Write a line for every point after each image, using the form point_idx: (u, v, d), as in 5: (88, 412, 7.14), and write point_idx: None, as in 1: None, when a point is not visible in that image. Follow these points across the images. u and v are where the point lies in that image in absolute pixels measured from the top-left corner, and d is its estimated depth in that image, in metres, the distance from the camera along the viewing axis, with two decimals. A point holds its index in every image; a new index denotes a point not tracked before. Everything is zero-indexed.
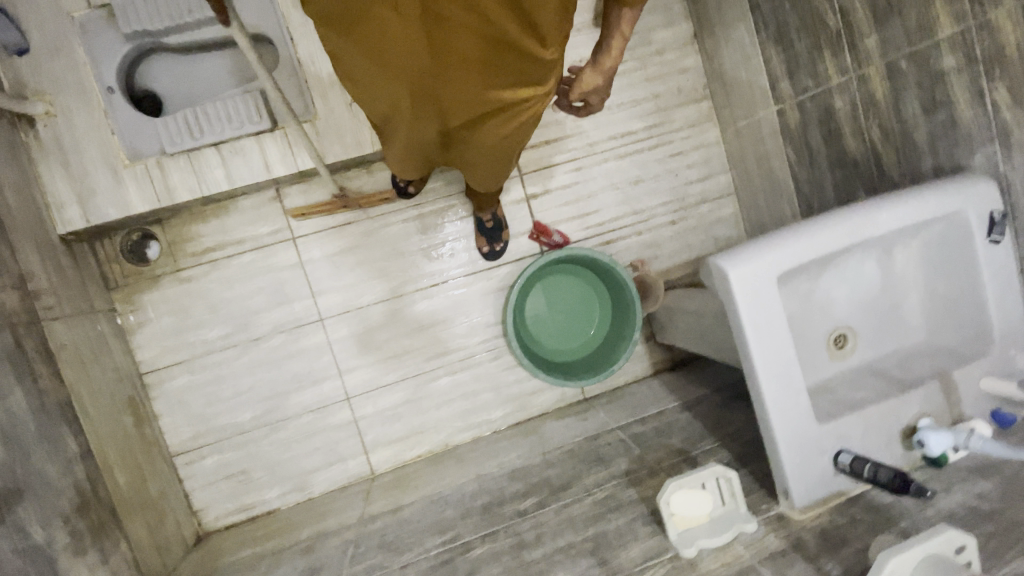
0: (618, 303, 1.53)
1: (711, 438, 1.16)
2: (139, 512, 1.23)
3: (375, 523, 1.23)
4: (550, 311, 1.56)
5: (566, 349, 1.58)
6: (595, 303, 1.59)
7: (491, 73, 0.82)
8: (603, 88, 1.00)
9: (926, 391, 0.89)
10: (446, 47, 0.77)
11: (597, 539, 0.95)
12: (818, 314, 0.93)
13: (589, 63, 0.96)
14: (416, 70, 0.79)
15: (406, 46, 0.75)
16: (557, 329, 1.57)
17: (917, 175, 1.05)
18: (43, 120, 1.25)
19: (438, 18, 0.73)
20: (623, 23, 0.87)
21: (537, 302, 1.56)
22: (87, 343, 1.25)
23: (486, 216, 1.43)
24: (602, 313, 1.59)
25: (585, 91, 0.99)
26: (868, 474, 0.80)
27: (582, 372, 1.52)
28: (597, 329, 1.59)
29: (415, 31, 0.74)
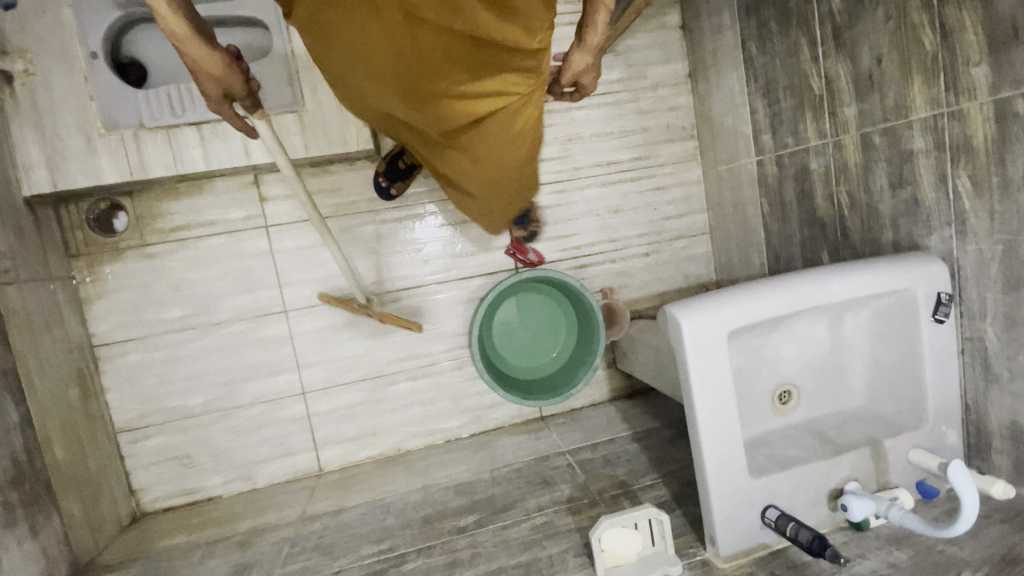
0: (584, 330, 1.55)
1: (653, 473, 1.18)
2: (75, 488, 1.22)
3: (315, 524, 1.23)
4: (516, 326, 1.58)
5: (529, 366, 1.59)
6: (561, 326, 1.61)
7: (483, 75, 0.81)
8: (592, 67, 1.00)
9: (857, 456, 0.93)
10: (434, 52, 0.75)
11: (529, 565, 0.97)
12: (767, 370, 0.96)
13: (576, 45, 0.97)
14: (403, 75, 0.78)
15: (389, 48, 0.74)
16: (523, 346, 1.58)
17: (877, 244, 1.09)
18: (21, 78, 1.22)
19: (420, 22, 0.71)
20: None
21: (505, 315, 1.57)
22: (40, 312, 1.22)
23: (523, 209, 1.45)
24: (567, 336, 1.61)
25: (576, 72, 1.00)
26: (790, 532, 0.83)
27: (542, 390, 1.53)
28: (560, 352, 1.61)
29: (397, 33, 0.72)
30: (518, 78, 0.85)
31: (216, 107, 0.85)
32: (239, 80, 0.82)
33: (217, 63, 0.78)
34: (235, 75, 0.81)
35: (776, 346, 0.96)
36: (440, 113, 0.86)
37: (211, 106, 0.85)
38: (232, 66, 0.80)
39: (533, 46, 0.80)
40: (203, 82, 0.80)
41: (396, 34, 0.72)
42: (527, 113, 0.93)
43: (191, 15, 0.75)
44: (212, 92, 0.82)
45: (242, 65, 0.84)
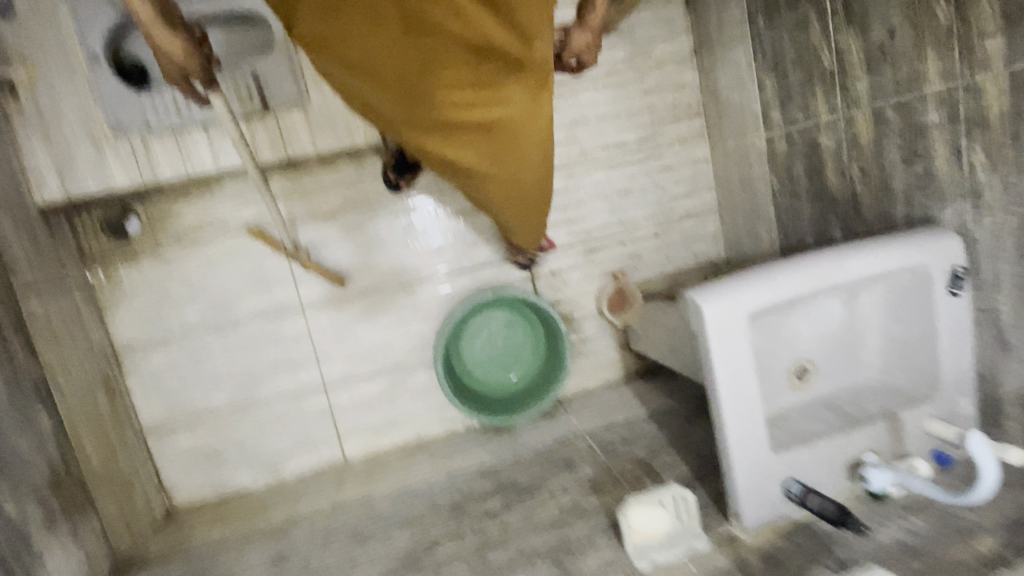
0: (551, 366, 1.54)
1: (673, 451, 1.21)
2: (110, 489, 1.26)
3: (345, 513, 1.27)
4: (488, 339, 1.55)
5: (508, 380, 1.58)
6: (529, 351, 1.58)
7: (487, 84, 0.78)
8: (593, 47, 1.00)
9: (875, 429, 0.95)
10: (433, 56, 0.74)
11: (558, 545, 1.00)
12: (784, 348, 0.98)
13: (575, 22, 0.97)
14: (403, 83, 0.77)
15: (390, 53, 0.75)
16: (493, 362, 1.56)
17: (889, 219, 1.10)
18: (25, 87, 1.22)
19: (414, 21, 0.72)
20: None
21: (478, 324, 1.55)
22: (62, 319, 1.24)
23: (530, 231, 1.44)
24: (532, 365, 1.59)
25: (577, 50, 0.99)
26: (813, 505, 0.86)
27: (525, 401, 1.52)
28: (520, 376, 1.58)
29: (393, 35, 0.73)
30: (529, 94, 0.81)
31: (174, 83, 0.86)
32: (200, 65, 0.83)
33: (179, 48, 0.79)
34: (195, 59, 0.81)
35: (792, 325, 0.98)
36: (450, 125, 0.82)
37: (171, 82, 0.85)
38: (194, 52, 0.80)
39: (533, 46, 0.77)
40: (159, 56, 0.80)
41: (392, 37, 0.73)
42: (541, 130, 0.87)
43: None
44: (168, 68, 0.82)
45: (205, 47, 0.83)
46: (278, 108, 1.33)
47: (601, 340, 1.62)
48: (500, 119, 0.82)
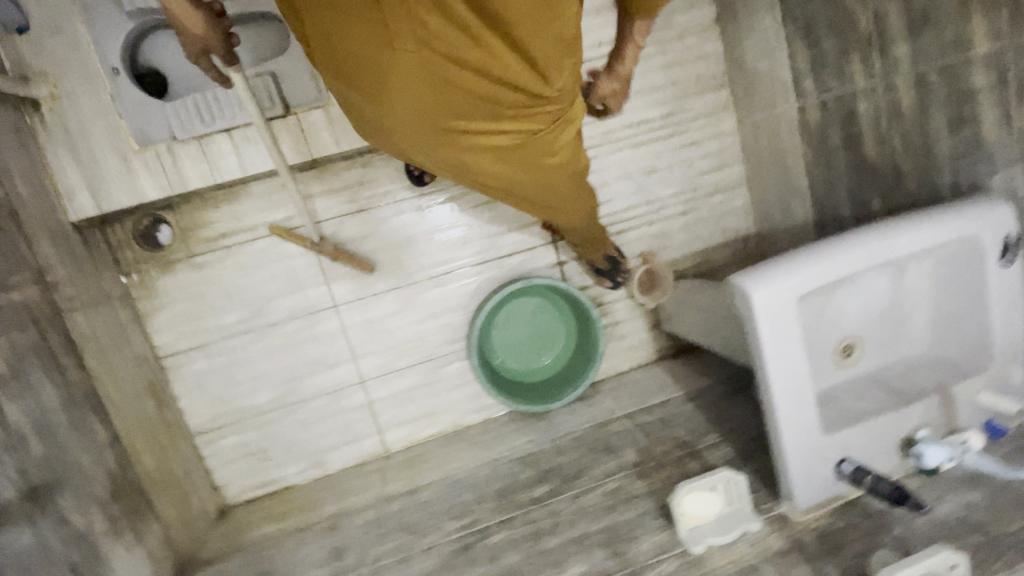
0: (583, 349, 1.55)
1: (715, 431, 1.21)
2: (167, 492, 1.30)
3: (394, 505, 1.29)
4: (519, 326, 1.55)
5: (541, 363, 1.58)
6: (560, 335, 1.58)
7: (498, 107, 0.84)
8: (619, 93, 1.08)
9: (927, 404, 0.95)
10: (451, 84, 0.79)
11: (610, 531, 1.01)
12: (830, 327, 0.97)
13: (604, 73, 1.04)
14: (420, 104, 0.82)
15: (414, 84, 0.79)
16: (526, 348, 1.56)
17: (934, 187, 1.09)
18: (48, 103, 1.23)
19: (438, 59, 0.76)
20: (636, 37, 0.91)
21: (508, 312, 1.54)
22: (107, 332, 1.27)
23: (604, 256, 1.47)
24: (563, 348, 1.59)
25: (603, 96, 1.08)
26: (868, 483, 0.88)
27: (561, 385, 1.54)
28: (552, 360, 1.59)
29: (417, 68, 0.77)
30: (536, 114, 0.88)
31: (194, 60, 0.87)
32: (220, 39, 0.85)
33: (200, 21, 0.80)
34: (217, 36, 0.84)
35: (838, 302, 0.97)
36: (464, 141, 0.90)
37: (191, 59, 0.87)
38: (215, 29, 0.83)
39: (551, 81, 0.83)
40: (183, 37, 0.83)
41: (418, 71, 0.77)
42: (550, 144, 0.95)
43: None
44: (192, 48, 0.84)
45: (225, 24, 0.86)
46: (298, 108, 1.32)
47: (633, 322, 1.62)
48: (513, 138, 0.91)
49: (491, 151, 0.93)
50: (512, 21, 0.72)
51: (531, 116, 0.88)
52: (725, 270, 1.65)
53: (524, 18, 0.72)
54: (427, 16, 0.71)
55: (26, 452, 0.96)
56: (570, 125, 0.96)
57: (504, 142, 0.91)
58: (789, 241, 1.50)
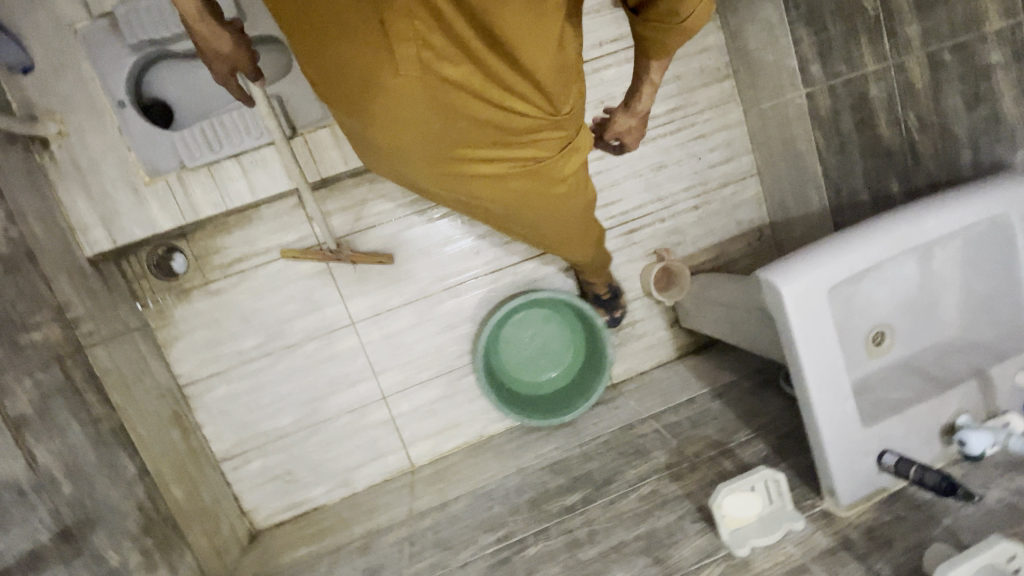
0: (589, 364, 1.53)
1: (746, 427, 1.19)
2: (198, 522, 1.29)
3: (425, 520, 1.28)
4: (527, 337, 1.54)
5: (547, 377, 1.57)
6: (568, 350, 1.57)
7: (502, 132, 0.84)
8: (637, 127, 1.09)
9: (966, 389, 0.93)
10: (455, 108, 0.79)
11: (649, 537, 0.99)
12: (860, 316, 0.96)
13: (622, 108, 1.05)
14: (425, 129, 0.82)
15: (419, 106, 0.79)
16: (532, 360, 1.55)
17: (953, 168, 1.06)
18: (57, 141, 1.24)
19: (442, 80, 0.76)
20: (652, 75, 0.91)
21: (516, 325, 1.53)
22: (128, 365, 1.27)
23: (602, 288, 1.51)
24: (571, 363, 1.58)
25: (619, 130, 1.10)
26: (914, 476, 0.86)
27: (565, 400, 1.51)
28: (559, 374, 1.57)
29: (422, 90, 0.77)
30: (540, 139, 0.88)
31: (221, 80, 0.90)
32: (245, 57, 0.87)
33: (227, 42, 0.83)
34: (243, 54, 0.86)
35: (866, 291, 0.95)
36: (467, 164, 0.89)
37: (217, 79, 0.89)
38: (240, 48, 0.85)
39: (555, 106, 0.84)
40: (211, 60, 0.85)
41: (423, 97, 0.77)
42: (557, 171, 0.95)
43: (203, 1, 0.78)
44: (220, 69, 0.87)
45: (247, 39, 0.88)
46: (304, 129, 1.32)
47: (651, 321, 1.60)
48: (516, 162, 0.90)
49: (497, 176, 0.92)
50: (518, 43, 0.73)
51: (534, 141, 0.87)
52: (741, 262, 1.63)
53: (529, 39, 0.73)
54: (432, 36, 0.71)
55: (56, 493, 0.96)
56: (576, 152, 0.96)
57: (506, 168, 0.90)
58: (805, 229, 1.48)
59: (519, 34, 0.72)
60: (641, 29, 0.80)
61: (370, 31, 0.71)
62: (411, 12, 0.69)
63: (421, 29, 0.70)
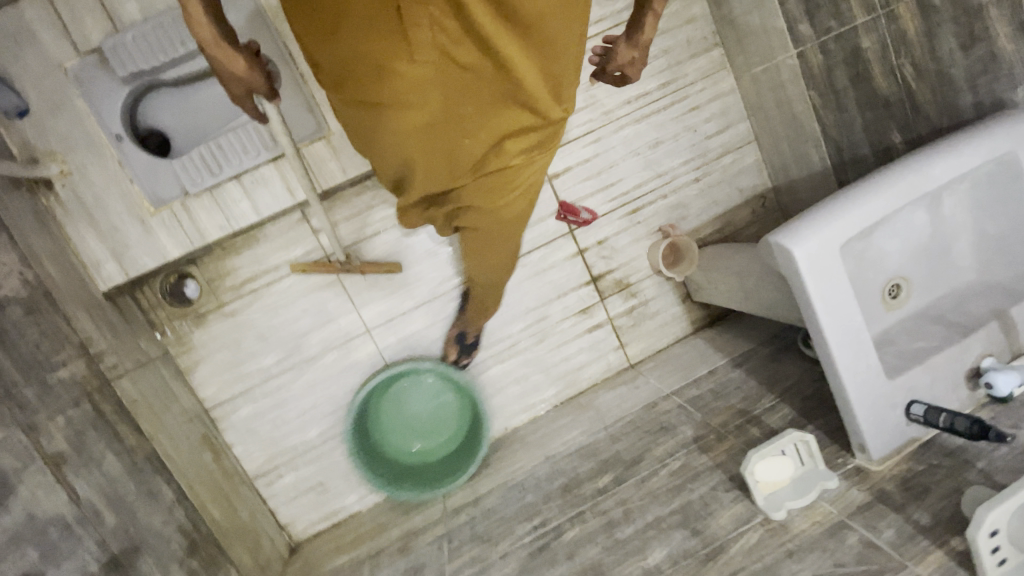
0: (453, 462, 1.48)
1: (770, 393, 1.19)
2: (238, 539, 1.32)
3: (461, 516, 1.29)
4: (412, 402, 1.50)
5: (411, 448, 1.51)
6: (446, 431, 1.52)
7: (501, 122, 0.85)
8: (638, 62, 1.04)
9: (988, 332, 0.93)
10: (460, 92, 0.79)
11: (685, 510, 0.99)
12: (873, 270, 0.96)
13: (625, 38, 1.01)
14: (425, 114, 0.80)
15: (431, 95, 0.78)
16: (409, 424, 1.50)
17: (955, 112, 1.04)
18: (60, 180, 1.26)
19: (455, 66, 0.76)
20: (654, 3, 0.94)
21: (425, 384, 1.50)
22: (155, 393, 1.28)
23: (472, 332, 1.45)
24: (440, 446, 1.52)
25: (622, 64, 1.04)
26: (944, 423, 0.86)
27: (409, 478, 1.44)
28: (421, 449, 1.51)
29: (435, 77, 0.77)
30: (534, 134, 0.88)
31: (238, 102, 0.87)
32: (262, 79, 0.84)
33: (242, 64, 0.80)
34: (258, 74, 0.83)
35: (878, 244, 0.95)
36: (473, 159, 0.88)
37: (234, 100, 0.86)
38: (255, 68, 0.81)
39: (559, 93, 0.85)
40: (227, 80, 0.82)
41: (431, 78, 0.76)
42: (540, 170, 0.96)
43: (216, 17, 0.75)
44: (236, 90, 0.84)
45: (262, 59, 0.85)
46: (301, 143, 1.35)
47: (662, 299, 1.60)
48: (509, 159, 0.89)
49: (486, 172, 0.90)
50: (532, 20, 0.74)
51: (536, 133, 0.88)
52: (748, 230, 1.62)
53: (544, 16, 0.74)
54: (446, 20, 0.72)
55: (100, 524, 0.99)
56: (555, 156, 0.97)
57: (503, 165, 0.90)
58: (809, 190, 1.48)
59: (541, 22, 0.75)
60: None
61: (383, 18, 0.71)
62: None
63: (436, 13, 0.71)
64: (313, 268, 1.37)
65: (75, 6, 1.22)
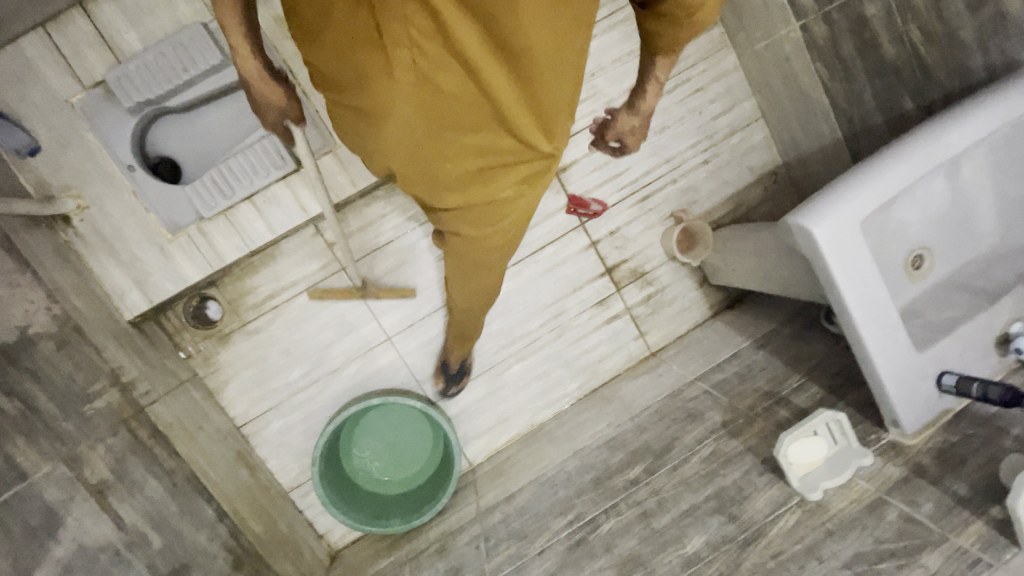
0: (419, 497, 1.48)
1: (796, 372, 1.19)
2: (280, 551, 1.34)
3: (495, 514, 1.30)
4: (385, 428, 1.52)
5: (381, 477, 1.52)
6: (417, 462, 1.53)
7: (488, 156, 0.72)
8: (639, 129, 1.01)
9: (1016, 297, 0.92)
10: (443, 119, 0.67)
11: (719, 496, 0.99)
12: (895, 242, 0.95)
13: (627, 106, 0.97)
14: (408, 139, 0.69)
15: (410, 118, 0.66)
16: (382, 450, 1.52)
17: (967, 75, 1.02)
18: (77, 215, 1.28)
19: (437, 92, 0.64)
20: (657, 71, 0.86)
21: (400, 412, 1.53)
22: (188, 415, 1.30)
23: (454, 364, 1.43)
24: (411, 477, 1.53)
25: (622, 131, 1.01)
26: (976, 393, 0.85)
27: (373, 511, 1.44)
28: (389, 480, 1.52)
29: (414, 101, 0.65)
30: (524, 172, 0.75)
31: (271, 127, 0.91)
32: (297, 107, 0.88)
33: (281, 96, 0.85)
34: (294, 104, 0.87)
35: (898, 216, 0.94)
36: (459, 193, 0.76)
37: (265, 125, 0.90)
38: (291, 98, 0.86)
39: (555, 131, 0.71)
40: (264, 108, 0.86)
41: (412, 100, 0.65)
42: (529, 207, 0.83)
43: (262, 55, 0.79)
44: (271, 118, 0.88)
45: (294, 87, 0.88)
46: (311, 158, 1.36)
47: (679, 284, 1.60)
48: (495, 195, 0.77)
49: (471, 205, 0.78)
50: (526, 48, 0.61)
51: (525, 170, 0.75)
52: (761, 209, 1.61)
53: (541, 41, 0.62)
54: (428, 43, 0.60)
55: (147, 546, 1.03)
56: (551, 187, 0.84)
57: (490, 200, 0.77)
58: (820, 163, 1.46)
59: (536, 47, 0.62)
60: (650, 23, 0.76)
61: (365, 33, 0.61)
62: (408, 17, 0.58)
63: (416, 32, 0.59)
64: (331, 292, 1.40)
65: (76, 40, 1.24)
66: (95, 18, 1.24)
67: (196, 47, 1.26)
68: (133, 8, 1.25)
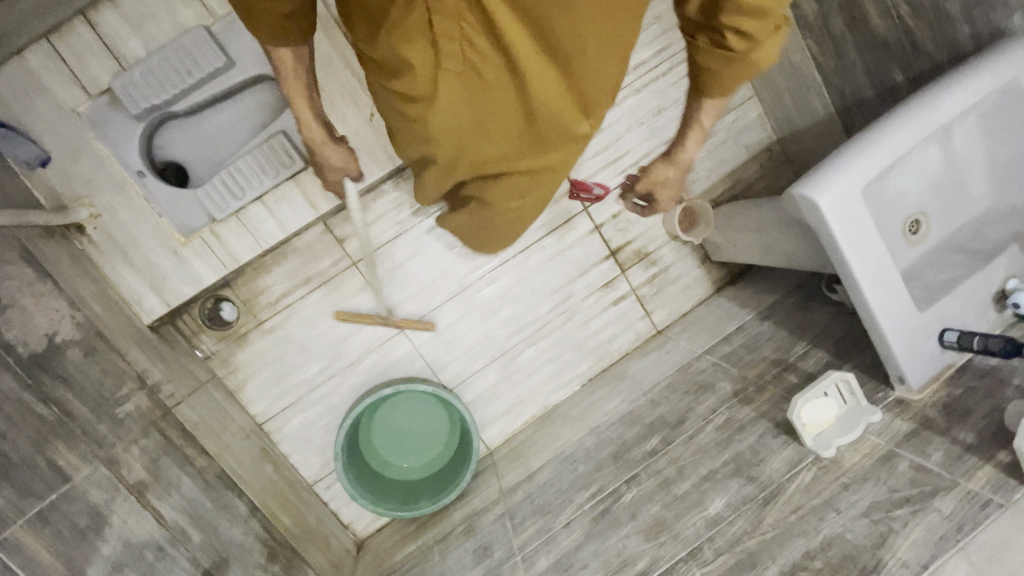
0: (440, 479, 1.53)
1: (802, 340, 1.24)
2: (311, 542, 1.38)
3: (518, 493, 1.34)
4: (398, 418, 1.55)
5: (401, 465, 1.55)
6: (435, 447, 1.56)
7: (523, 135, 0.78)
8: (672, 183, 1.04)
9: (1010, 255, 0.96)
10: (483, 102, 0.72)
11: (737, 460, 1.04)
12: (893, 210, 0.99)
13: (662, 156, 1.01)
14: (449, 122, 0.74)
15: (455, 102, 0.71)
16: (398, 437, 1.55)
17: (955, 45, 1.06)
18: (90, 223, 1.29)
19: (478, 78, 0.69)
20: (701, 119, 0.90)
21: (412, 402, 1.55)
22: (212, 414, 1.32)
23: None
24: (430, 460, 1.56)
25: (654, 181, 1.03)
26: (977, 344, 0.89)
27: (398, 498, 1.48)
28: (409, 467, 1.55)
29: (460, 90, 0.70)
30: (557, 154, 0.80)
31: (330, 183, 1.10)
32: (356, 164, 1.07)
33: (343, 156, 1.03)
34: (354, 163, 1.06)
35: (895, 184, 0.99)
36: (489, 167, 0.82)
37: (327, 182, 1.10)
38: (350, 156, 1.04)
39: (592, 117, 0.76)
40: (328, 171, 1.06)
41: (457, 86, 0.69)
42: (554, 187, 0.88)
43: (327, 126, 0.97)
44: (332, 178, 1.08)
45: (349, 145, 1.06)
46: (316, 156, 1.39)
47: (682, 263, 1.64)
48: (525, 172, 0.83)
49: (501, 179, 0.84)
50: (571, 44, 0.66)
51: (558, 154, 0.80)
52: (758, 185, 1.65)
53: (588, 31, 0.66)
54: (477, 35, 0.64)
55: (188, 542, 1.06)
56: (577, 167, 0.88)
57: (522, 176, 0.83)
58: (814, 138, 1.50)
59: (580, 36, 0.66)
60: (696, 55, 0.77)
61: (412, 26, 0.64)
62: (461, 12, 0.62)
63: (467, 28, 0.64)
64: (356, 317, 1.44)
65: (80, 50, 1.25)
66: (97, 27, 1.25)
67: (200, 51, 1.28)
68: (135, 14, 1.26)
